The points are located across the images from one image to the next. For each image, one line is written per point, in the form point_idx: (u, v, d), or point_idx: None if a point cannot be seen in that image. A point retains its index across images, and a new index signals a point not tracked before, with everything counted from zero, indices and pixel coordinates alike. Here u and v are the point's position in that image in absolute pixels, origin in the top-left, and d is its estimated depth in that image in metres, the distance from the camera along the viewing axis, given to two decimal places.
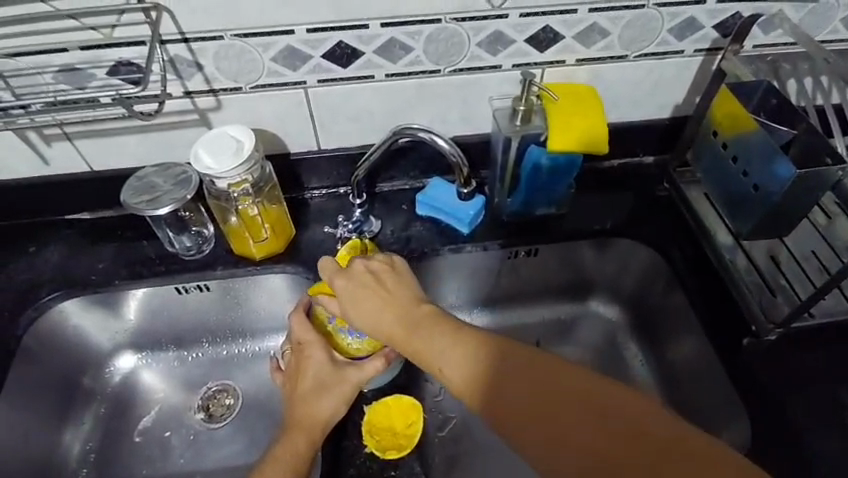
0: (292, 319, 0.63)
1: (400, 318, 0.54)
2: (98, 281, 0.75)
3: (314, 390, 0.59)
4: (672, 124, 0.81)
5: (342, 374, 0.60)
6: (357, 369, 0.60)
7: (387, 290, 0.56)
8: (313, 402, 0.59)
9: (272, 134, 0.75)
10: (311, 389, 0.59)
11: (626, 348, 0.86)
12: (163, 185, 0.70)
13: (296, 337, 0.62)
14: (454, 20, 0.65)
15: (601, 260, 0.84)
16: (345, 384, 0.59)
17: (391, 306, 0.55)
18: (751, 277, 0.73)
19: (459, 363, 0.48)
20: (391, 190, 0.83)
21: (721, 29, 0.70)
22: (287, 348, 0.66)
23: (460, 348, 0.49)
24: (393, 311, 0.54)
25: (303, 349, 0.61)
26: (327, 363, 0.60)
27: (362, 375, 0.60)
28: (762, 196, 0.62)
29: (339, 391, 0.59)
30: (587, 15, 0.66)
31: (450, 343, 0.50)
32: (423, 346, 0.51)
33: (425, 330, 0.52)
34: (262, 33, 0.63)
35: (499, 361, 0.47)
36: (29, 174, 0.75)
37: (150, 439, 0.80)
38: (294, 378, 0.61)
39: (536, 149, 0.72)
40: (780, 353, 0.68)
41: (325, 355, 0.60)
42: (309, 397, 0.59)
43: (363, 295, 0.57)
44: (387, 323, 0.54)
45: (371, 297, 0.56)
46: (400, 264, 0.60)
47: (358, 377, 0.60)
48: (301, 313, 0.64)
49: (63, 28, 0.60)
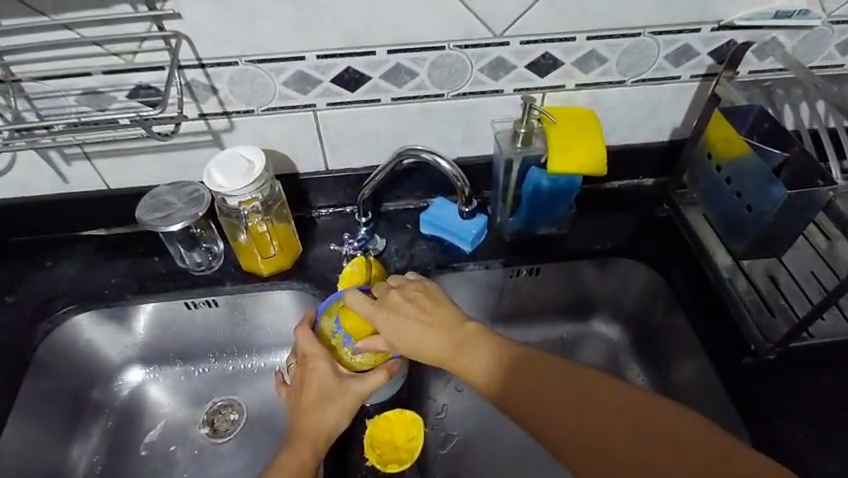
0: (297, 334, 0.64)
1: (439, 337, 0.58)
2: (110, 295, 0.77)
3: (318, 401, 0.61)
4: (671, 147, 0.83)
5: (345, 386, 0.61)
6: (360, 380, 0.61)
7: (428, 315, 0.60)
8: (317, 412, 0.60)
9: (282, 155, 0.78)
10: (315, 399, 0.61)
11: (628, 368, 0.86)
12: (176, 203, 0.73)
13: (300, 350, 0.64)
14: (458, 47, 0.68)
15: (603, 280, 0.85)
16: (348, 396, 0.60)
17: (432, 328, 0.58)
18: (750, 295, 0.74)
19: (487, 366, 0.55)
20: (396, 209, 0.85)
21: (716, 55, 0.72)
22: (292, 361, 0.67)
23: (495, 354, 0.56)
24: (433, 333, 0.58)
25: (308, 362, 0.63)
26: (332, 375, 0.61)
27: (365, 386, 0.61)
28: (757, 216, 0.63)
29: (343, 402, 0.60)
30: (585, 43, 0.69)
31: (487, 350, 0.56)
32: (460, 359, 0.56)
33: (463, 348, 0.56)
34: (275, 59, 0.66)
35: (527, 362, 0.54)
36: (49, 191, 0.78)
37: (155, 453, 0.81)
38: (298, 389, 0.63)
39: (536, 171, 0.74)
40: (781, 372, 0.68)
41: (329, 367, 0.61)
42: (313, 407, 0.60)
43: (405, 320, 0.60)
44: (429, 343, 0.58)
45: (416, 325, 0.59)
46: (434, 288, 0.64)
47: (360, 388, 0.61)
48: (307, 327, 0.65)
49: (87, 54, 0.63)
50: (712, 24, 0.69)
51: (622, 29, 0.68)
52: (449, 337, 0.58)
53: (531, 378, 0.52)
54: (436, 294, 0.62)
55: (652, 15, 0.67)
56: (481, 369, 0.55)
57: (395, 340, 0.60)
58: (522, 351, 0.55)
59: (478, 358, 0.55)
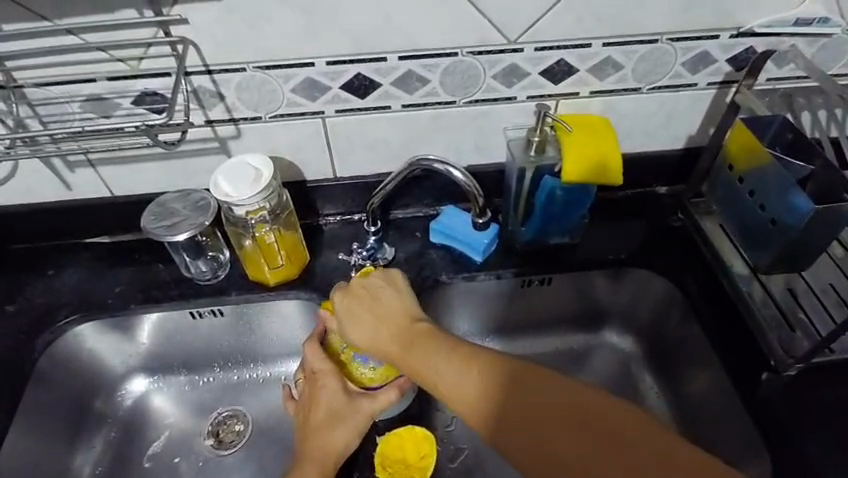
0: (306, 349, 0.63)
1: (402, 339, 0.55)
2: (114, 304, 0.76)
3: (327, 421, 0.59)
4: (686, 155, 0.81)
5: (355, 404, 0.59)
6: (370, 399, 0.60)
7: (384, 309, 0.59)
8: (325, 432, 0.59)
9: (289, 162, 0.76)
10: (324, 419, 0.60)
11: (641, 380, 0.84)
12: (182, 211, 0.71)
13: (309, 366, 0.62)
14: (471, 53, 0.66)
15: (616, 291, 0.83)
16: (358, 414, 0.59)
17: (386, 323, 0.57)
18: (769, 309, 0.72)
19: (466, 383, 0.49)
20: (405, 217, 0.84)
21: (735, 62, 0.71)
22: (300, 376, 0.66)
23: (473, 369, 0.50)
24: (386, 329, 0.57)
25: (317, 378, 0.61)
26: (341, 392, 0.60)
27: (376, 404, 0.60)
28: (781, 230, 0.62)
29: (354, 420, 0.59)
30: (601, 49, 0.68)
31: (456, 363, 0.51)
32: (423, 368, 0.52)
33: (416, 349, 0.53)
34: (283, 65, 0.65)
35: (503, 375, 0.49)
36: (52, 198, 0.77)
37: (159, 465, 0.80)
38: (307, 407, 0.61)
39: (550, 179, 0.72)
40: (802, 388, 0.67)
41: (339, 385, 0.60)
42: (322, 427, 0.59)
43: (361, 312, 0.59)
44: (383, 339, 0.57)
45: (372, 318, 0.58)
46: (402, 281, 0.62)
47: (372, 407, 0.59)
48: (315, 342, 0.64)
49: (92, 60, 0.62)
50: (732, 30, 0.67)
51: (639, 35, 0.67)
52: (413, 343, 0.54)
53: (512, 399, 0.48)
54: (399, 288, 0.61)
55: (670, 21, 0.65)
56: (453, 385, 0.50)
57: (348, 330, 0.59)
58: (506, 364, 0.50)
59: (451, 371, 0.50)
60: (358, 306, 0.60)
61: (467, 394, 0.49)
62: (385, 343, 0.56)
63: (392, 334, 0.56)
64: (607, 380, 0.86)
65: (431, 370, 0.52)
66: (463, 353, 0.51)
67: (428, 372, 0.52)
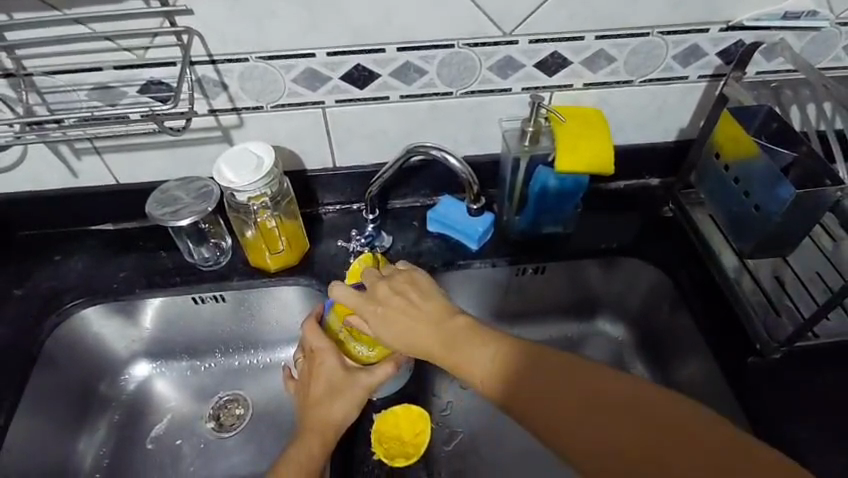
0: (304, 328, 0.65)
1: (438, 333, 0.53)
2: (118, 289, 0.78)
3: (326, 396, 0.61)
4: (678, 147, 0.83)
5: (353, 378, 0.61)
6: (368, 373, 0.62)
7: (417, 308, 0.56)
8: (325, 407, 0.61)
9: (290, 152, 0.78)
10: (323, 394, 0.61)
11: (632, 367, 0.86)
12: (185, 198, 0.73)
13: (307, 344, 0.64)
14: (467, 45, 0.68)
15: (608, 280, 0.85)
16: (356, 388, 0.61)
17: (419, 321, 0.55)
18: (756, 297, 0.74)
19: (487, 366, 0.49)
20: (403, 207, 0.86)
21: (724, 56, 0.73)
22: (298, 356, 0.68)
23: (495, 351, 0.50)
24: (419, 327, 0.54)
25: (315, 356, 0.63)
26: (339, 368, 0.62)
27: (373, 378, 0.62)
28: (764, 216, 0.63)
29: (352, 394, 0.61)
30: (594, 42, 0.69)
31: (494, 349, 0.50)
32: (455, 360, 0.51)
33: (452, 344, 0.52)
34: (285, 56, 0.67)
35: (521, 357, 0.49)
36: (59, 185, 0.79)
37: (162, 446, 0.82)
38: (306, 384, 0.63)
39: (544, 170, 0.75)
40: (788, 373, 0.68)
41: (337, 361, 0.62)
42: (320, 402, 0.61)
43: (390, 311, 0.56)
44: (415, 339, 0.54)
45: (403, 317, 0.55)
46: (427, 279, 0.59)
47: (369, 381, 0.61)
48: (313, 322, 0.66)
49: (100, 49, 0.64)
50: (720, 24, 0.69)
51: (631, 28, 0.69)
52: (449, 336, 0.52)
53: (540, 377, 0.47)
54: (426, 285, 0.58)
55: (660, 15, 0.67)
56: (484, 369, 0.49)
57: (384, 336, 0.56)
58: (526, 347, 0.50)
59: (475, 356, 0.50)
60: (387, 304, 0.57)
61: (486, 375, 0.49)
62: (422, 340, 0.53)
63: (428, 329, 0.54)
64: (600, 366, 0.88)
65: (461, 361, 0.51)
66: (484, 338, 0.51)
67: (461, 360, 0.51)
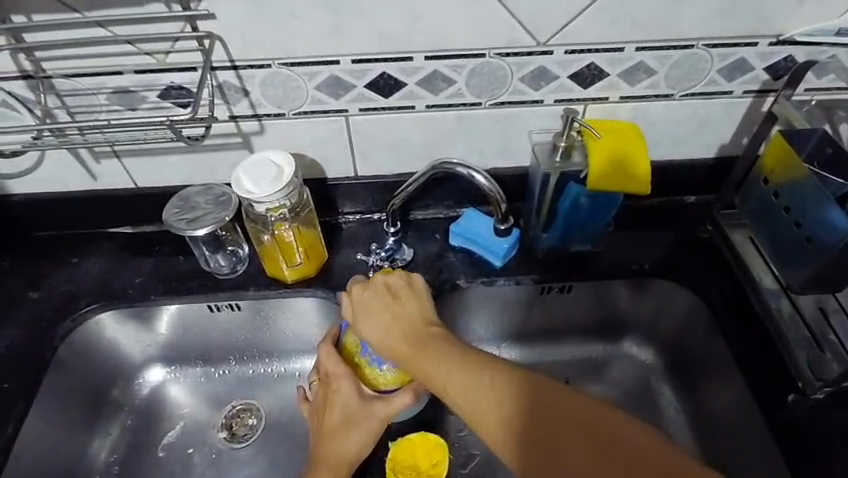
0: (321, 350, 0.64)
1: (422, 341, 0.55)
2: (134, 295, 0.77)
3: (341, 425, 0.60)
4: (717, 165, 0.79)
5: (370, 408, 0.60)
6: (383, 403, 0.60)
7: (401, 312, 0.59)
8: (340, 439, 0.60)
9: (311, 159, 0.76)
10: (338, 423, 0.61)
11: (660, 392, 0.82)
12: (203, 205, 0.71)
13: (324, 369, 0.63)
14: (498, 55, 0.65)
15: (638, 301, 0.81)
16: (372, 419, 0.60)
17: (403, 326, 0.58)
18: (799, 328, 0.69)
19: (468, 389, 0.49)
20: (425, 218, 0.83)
21: (773, 71, 0.68)
22: (314, 378, 0.67)
23: (476, 379, 0.50)
24: (403, 331, 0.57)
25: (331, 382, 0.62)
26: (355, 397, 0.61)
27: (390, 409, 0.60)
28: (817, 247, 0.60)
29: (368, 425, 0.60)
30: (633, 54, 0.66)
31: (461, 367, 0.51)
32: (433, 373, 0.53)
33: (431, 355, 0.54)
34: (308, 62, 0.64)
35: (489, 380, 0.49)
36: (77, 187, 0.77)
37: (174, 455, 0.80)
38: (321, 411, 0.63)
39: (575, 186, 0.71)
40: (830, 411, 0.64)
41: (353, 389, 0.61)
42: (337, 433, 0.60)
43: (375, 310, 0.60)
44: (398, 340, 0.57)
45: (386, 319, 0.59)
46: (423, 285, 0.62)
47: (385, 412, 0.60)
48: (330, 344, 0.65)
49: (120, 53, 0.62)
50: (771, 38, 0.64)
51: (674, 39, 0.64)
52: (426, 345, 0.55)
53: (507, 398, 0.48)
54: (418, 290, 0.62)
55: (706, 27, 0.63)
56: (470, 395, 0.49)
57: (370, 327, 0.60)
58: (501, 375, 0.49)
59: (453, 373, 0.51)
60: (372, 303, 0.61)
61: (469, 399, 0.49)
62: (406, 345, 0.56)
63: (407, 329, 0.57)
64: (625, 390, 0.84)
65: (442, 376, 0.52)
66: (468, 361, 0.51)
67: (435, 374, 0.52)
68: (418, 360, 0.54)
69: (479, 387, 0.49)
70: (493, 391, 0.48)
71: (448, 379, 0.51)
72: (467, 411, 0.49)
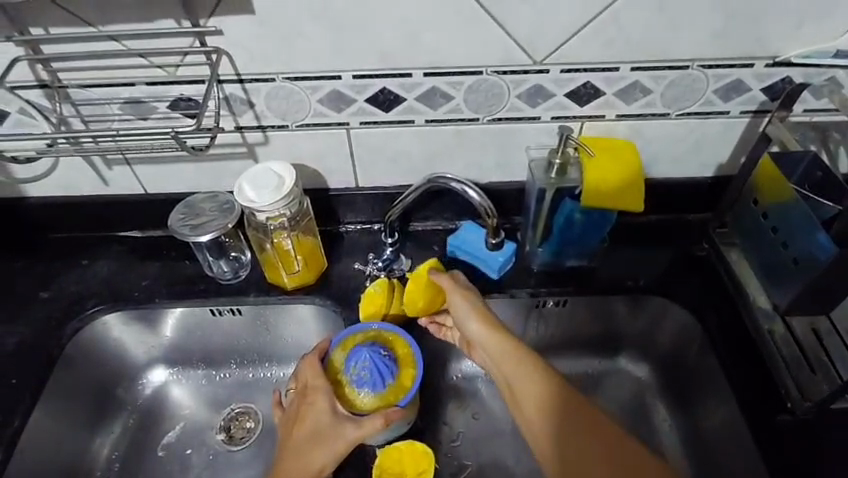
0: (304, 363, 0.66)
1: (501, 335, 0.65)
2: (140, 297, 0.79)
3: (311, 440, 0.61)
4: (716, 184, 0.79)
5: (339, 428, 0.61)
6: (354, 427, 0.60)
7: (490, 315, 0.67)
8: (306, 452, 0.61)
9: (313, 170, 0.78)
10: (308, 438, 0.61)
11: (654, 410, 0.82)
12: (208, 212, 0.74)
13: (304, 381, 0.65)
14: (496, 73, 0.67)
15: (634, 317, 0.82)
16: (339, 439, 0.60)
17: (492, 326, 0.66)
18: (791, 350, 0.69)
19: (533, 389, 0.60)
20: (423, 230, 0.84)
21: (769, 92, 0.69)
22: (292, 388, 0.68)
23: (542, 383, 0.60)
24: (491, 329, 0.66)
25: (308, 395, 0.64)
26: (328, 413, 0.62)
27: (358, 432, 0.60)
28: (801, 269, 0.63)
29: (334, 444, 0.60)
30: (629, 73, 0.67)
31: (533, 370, 0.61)
32: (509, 367, 0.63)
33: (510, 354, 0.63)
34: (311, 77, 0.66)
35: (552, 389, 0.60)
36: (90, 192, 0.81)
37: (173, 454, 0.82)
38: (294, 422, 0.64)
39: (570, 203, 0.72)
40: (820, 434, 0.64)
41: (327, 405, 0.62)
42: (303, 445, 0.61)
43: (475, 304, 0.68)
44: (486, 336, 0.65)
45: (483, 314, 0.67)
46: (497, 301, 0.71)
47: (353, 435, 0.60)
48: (314, 357, 0.66)
49: (132, 65, 0.65)
50: (767, 59, 0.65)
51: (669, 60, 0.65)
52: (510, 345, 0.64)
53: (560, 406, 0.59)
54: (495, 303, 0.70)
55: (701, 48, 0.64)
56: (533, 394, 0.60)
57: (458, 308, 0.68)
58: (560, 389, 0.60)
59: (524, 373, 0.62)
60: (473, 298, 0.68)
61: (532, 396, 0.60)
62: (486, 336, 0.65)
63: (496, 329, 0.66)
64: (620, 406, 0.84)
65: (515, 372, 0.62)
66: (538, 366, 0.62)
67: (508, 367, 0.63)
68: (501, 353, 0.64)
69: (538, 389, 0.60)
70: (551, 396, 0.60)
71: (512, 374, 0.62)
72: (526, 399, 0.60)
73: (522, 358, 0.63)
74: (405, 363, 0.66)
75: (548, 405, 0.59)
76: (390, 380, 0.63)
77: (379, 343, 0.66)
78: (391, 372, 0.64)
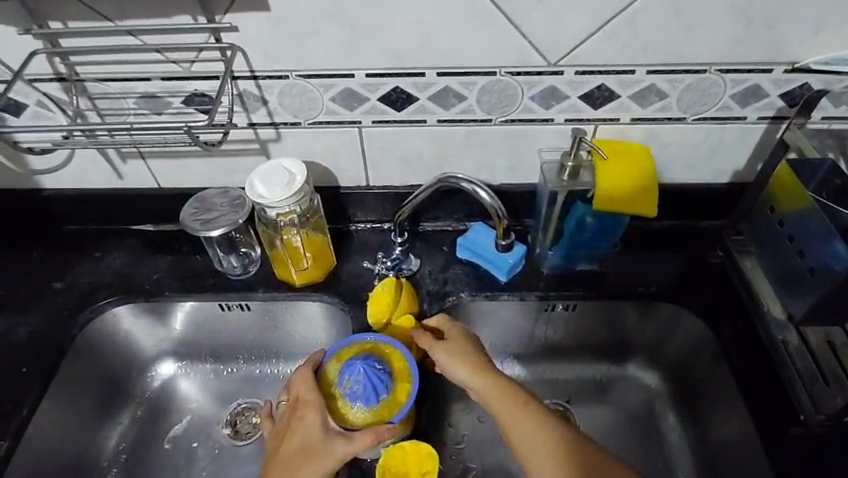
0: (297, 375, 0.66)
1: (490, 374, 0.63)
2: (151, 290, 0.80)
3: (300, 456, 0.60)
4: (731, 190, 0.78)
5: (329, 443, 0.60)
6: (344, 443, 0.59)
7: (475, 354, 0.66)
8: (294, 468, 0.60)
9: (324, 169, 0.78)
10: (297, 453, 0.61)
11: (663, 419, 0.81)
12: (219, 208, 0.74)
13: (296, 394, 0.65)
14: (509, 73, 0.66)
15: (645, 323, 0.81)
16: (328, 455, 0.59)
17: (479, 366, 0.64)
18: (805, 362, 0.67)
19: (529, 429, 0.59)
20: (433, 230, 0.84)
21: (787, 98, 0.67)
22: (285, 401, 0.68)
23: (536, 421, 0.60)
24: (478, 369, 0.64)
25: (300, 409, 0.63)
26: (318, 428, 0.61)
27: (347, 448, 0.59)
28: (817, 279, 0.62)
29: (323, 461, 0.59)
30: (644, 76, 0.66)
31: (524, 408, 0.61)
32: (501, 406, 0.61)
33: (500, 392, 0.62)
34: (324, 75, 0.67)
35: (547, 427, 0.60)
36: (105, 185, 0.82)
37: (179, 447, 0.83)
38: (284, 436, 0.63)
39: (582, 206, 0.72)
40: (832, 448, 0.63)
41: (318, 420, 0.62)
42: (292, 461, 0.61)
43: (459, 346, 0.66)
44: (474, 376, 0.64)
45: (467, 355, 0.65)
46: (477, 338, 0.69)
47: (343, 450, 0.59)
48: (308, 370, 0.66)
49: (148, 60, 0.66)
50: (786, 65, 0.64)
51: (685, 64, 0.65)
52: (499, 383, 0.63)
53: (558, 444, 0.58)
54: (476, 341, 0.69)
55: (719, 53, 0.63)
56: (528, 435, 0.59)
57: (442, 353, 0.66)
58: (554, 426, 0.60)
59: (516, 411, 0.61)
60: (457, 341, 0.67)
61: (528, 435, 0.59)
62: (475, 376, 0.64)
63: (483, 368, 0.64)
64: (628, 414, 0.83)
65: (508, 411, 0.61)
66: (529, 404, 0.61)
67: (500, 407, 0.61)
68: (490, 392, 0.62)
69: (534, 428, 0.59)
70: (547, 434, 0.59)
71: (504, 412, 0.61)
72: (522, 440, 0.59)
73: (512, 397, 0.62)
74: (400, 377, 0.65)
75: (545, 444, 0.58)
76: (384, 394, 0.63)
77: (374, 355, 0.66)
78: (386, 386, 0.64)
